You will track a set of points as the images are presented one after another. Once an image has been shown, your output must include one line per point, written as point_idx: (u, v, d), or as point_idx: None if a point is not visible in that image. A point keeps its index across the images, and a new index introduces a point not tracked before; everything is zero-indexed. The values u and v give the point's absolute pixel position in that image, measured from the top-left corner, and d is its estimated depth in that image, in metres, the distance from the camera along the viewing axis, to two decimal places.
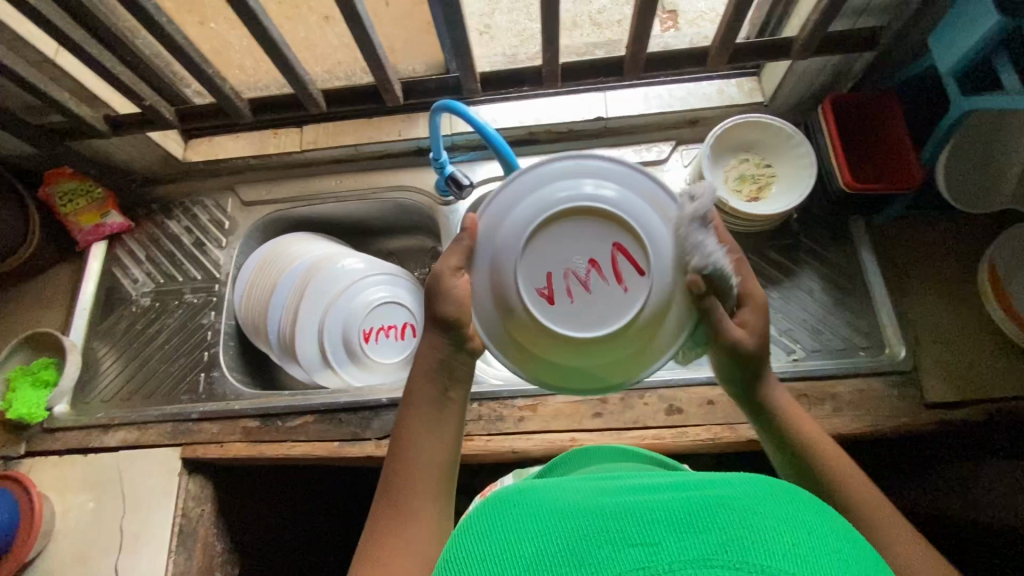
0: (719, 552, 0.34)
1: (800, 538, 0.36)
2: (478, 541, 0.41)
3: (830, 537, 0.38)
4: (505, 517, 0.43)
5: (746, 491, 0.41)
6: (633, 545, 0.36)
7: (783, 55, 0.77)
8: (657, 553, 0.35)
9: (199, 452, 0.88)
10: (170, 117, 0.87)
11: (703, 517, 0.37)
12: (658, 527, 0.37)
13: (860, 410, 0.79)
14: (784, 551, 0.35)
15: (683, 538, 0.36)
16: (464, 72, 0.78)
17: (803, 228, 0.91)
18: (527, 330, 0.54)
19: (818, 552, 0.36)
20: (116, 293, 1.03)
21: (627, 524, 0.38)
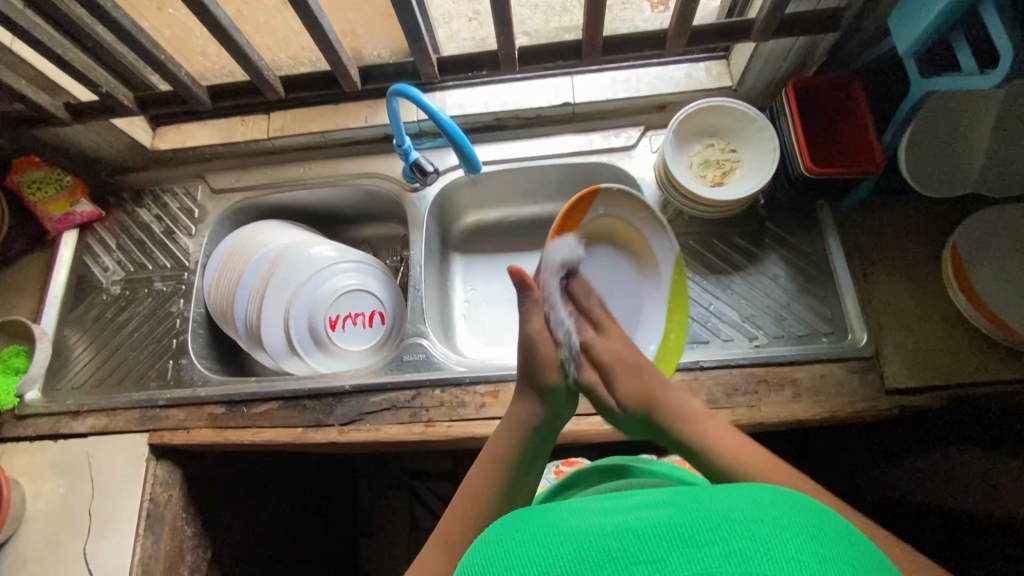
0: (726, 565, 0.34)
1: (807, 545, 0.36)
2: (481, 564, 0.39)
3: (834, 538, 0.37)
4: (506, 538, 0.42)
5: (744, 499, 0.40)
6: (638, 565, 0.35)
7: (743, 37, 0.76)
8: (662, 570, 0.34)
9: (165, 438, 0.88)
10: (129, 104, 0.86)
11: (706, 531, 0.36)
12: (661, 543, 0.36)
13: (819, 396, 0.79)
14: (789, 559, 0.34)
15: (689, 553, 0.35)
16: (419, 56, 0.77)
17: (769, 213, 0.90)
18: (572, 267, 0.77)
19: (824, 556, 0.35)
20: (87, 281, 1.03)
21: (627, 541, 0.37)
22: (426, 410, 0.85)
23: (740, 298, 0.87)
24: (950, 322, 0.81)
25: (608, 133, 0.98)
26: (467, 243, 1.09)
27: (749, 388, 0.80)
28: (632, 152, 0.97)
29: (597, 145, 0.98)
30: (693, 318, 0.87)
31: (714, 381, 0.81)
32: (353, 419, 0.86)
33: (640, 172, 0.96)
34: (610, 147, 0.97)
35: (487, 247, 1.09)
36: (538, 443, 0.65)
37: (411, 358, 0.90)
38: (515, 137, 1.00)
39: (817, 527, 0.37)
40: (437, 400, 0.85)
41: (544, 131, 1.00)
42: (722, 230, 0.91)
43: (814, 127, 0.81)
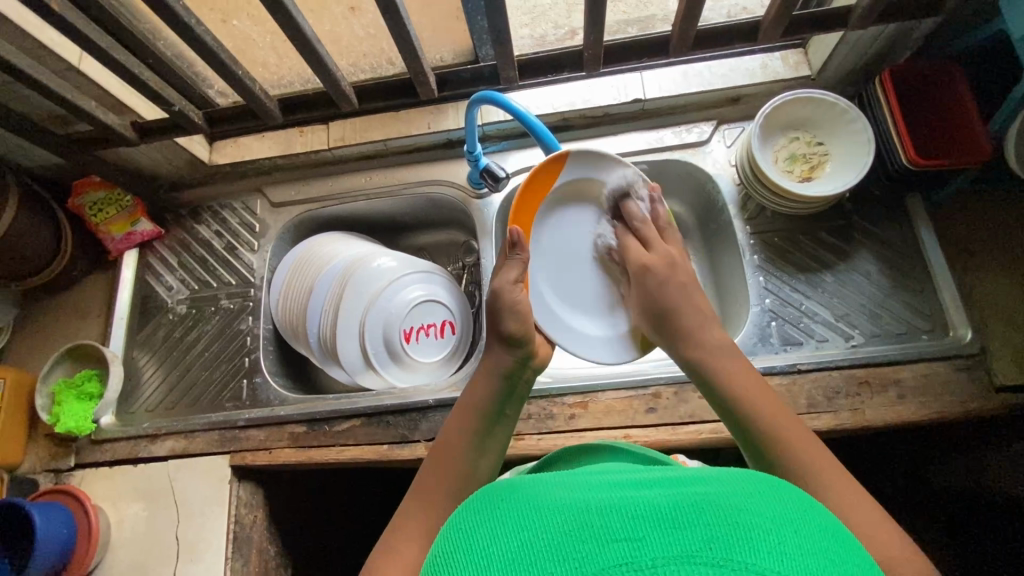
0: (703, 547, 0.32)
1: (792, 538, 0.34)
2: (464, 530, 0.38)
3: (822, 539, 0.35)
4: (488, 506, 0.40)
5: (733, 486, 0.38)
6: (615, 542, 0.33)
7: (840, 25, 0.73)
8: (640, 549, 0.33)
9: (248, 459, 0.87)
10: (198, 121, 0.85)
11: (689, 512, 0.34)
12: (642, 523, 0.34)
13: (925, 396, 0.76)
14: (769, 549, 0.32)
15: (669, 532, 0.33)
16: (501, 60, 0.74)
17: (856, 207, 0.87)
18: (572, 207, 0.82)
19: (808, 551, 0.33)
20: (151, 301, 1.02)
21: (611, 518, 0.35)
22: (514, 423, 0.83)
23: (831, 296, 0.84)
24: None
25: (680, 128, 0.95)
26: None
27: (850, 391, 0.78)
28: (705, 149, 0.94)
29: (669, 142, 0.95)
30: (784, 319, 0.84)
31: (812, 384, 0.79)
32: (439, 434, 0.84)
33: (717, 168, 0.93)
34: (683, 143, 0.94)
35: None
36: (510, 395, 0.66)
37: None
38: (582, 138, 0.97)
39: (803, 521, 0.36)
40: (524, 413, 0.83)
41: (612, 130, 0.97)
42: (808, 227, 0.88)
43: (913, 116, 0.78)
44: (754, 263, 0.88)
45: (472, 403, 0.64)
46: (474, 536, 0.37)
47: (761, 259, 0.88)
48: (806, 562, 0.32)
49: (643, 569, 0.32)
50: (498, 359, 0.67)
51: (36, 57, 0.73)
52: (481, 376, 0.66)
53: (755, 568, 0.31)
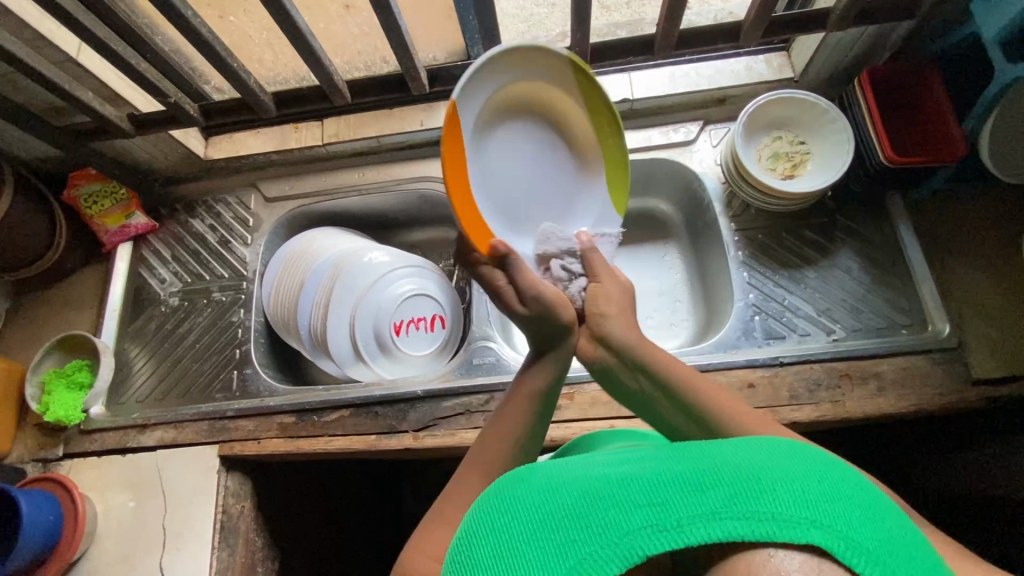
0: (727, 504, 0.34)
1: (814, 486, 0.35)
2: (495, 512, 0.41)
3: (850, 490, 0.36)
4: (513, 484, 0.43)
5: (749, 446, 0.39)
6: (642, 507, 0.35)
7: (819, 27, 0.75)
8: (666, 511, 0.35)
9: (237, 449, 0.88)
10: (194, 114, 0.86)
11: (712, 475, 0.36)
12: (667, 487, 0.36)
13: (904, 388, 0.78)
14: (797, 500, 0.34)
15: (692, 494, 0.35)
16: (491, 58, 0.76)
17: (838, 205, 0.89)
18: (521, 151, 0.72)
19: (830, 497, 0.35)
20: (144, 293, 1.03)
21: (634, 487, 0.37)
22: None
23: (814, 291, 0.86)
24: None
25: (668, 128, 0.97)
26: None
27: (831, 383, 0.79)
28: (691, 148, 0.96)
29: (657, 141, 0.97)
30: (768, 314, 0.86)
31: (794, 376, 0.80)
32: (427, 424, 0.85)
33: (703, 167, 0.95)
34: (669, 142, 0.97)
35: None
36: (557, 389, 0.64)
37: (481, 362, 0.89)
38: None
39: (825, 471, 0.37)
40: None
41: None
42: (792, 225, 0.90)
43: (894, 116, 0.80)
44: (739, 260, 0.89)
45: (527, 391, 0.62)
46: (501, 520, 0.40)
47: (745, 255, 0.89)
48: (832, 510, 0.34)
49: (670, 528, 0.34)
50: (545, 369, 0.63)
51: (35, 48, 0.74)
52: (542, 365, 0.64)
53: (780, 519, 0.33)
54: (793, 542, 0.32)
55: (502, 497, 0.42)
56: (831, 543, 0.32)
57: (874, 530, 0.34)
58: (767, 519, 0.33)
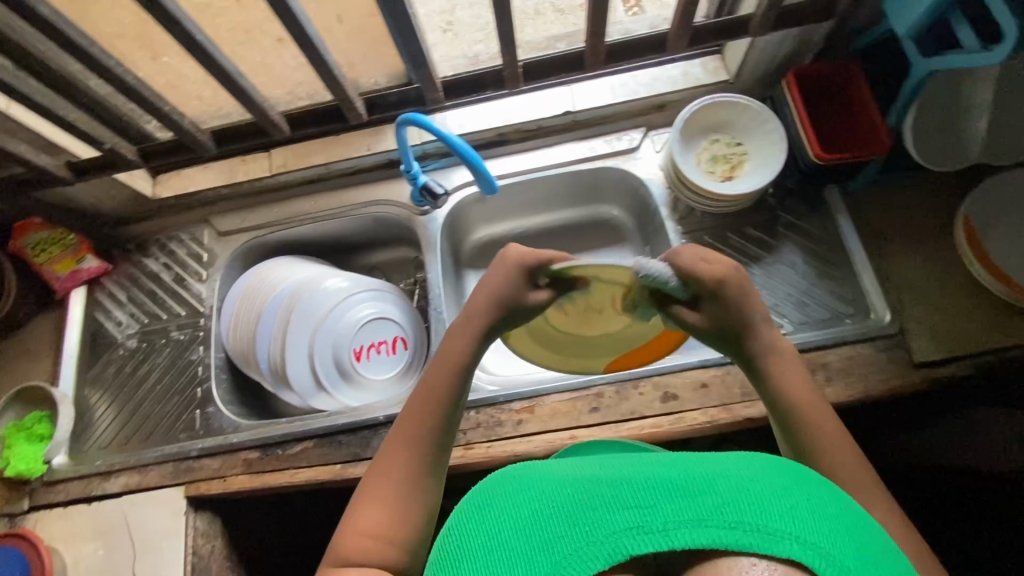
0: (714, 513, 0.36)
1: (796, 504, 0.38)
2: (486, 510, 0.43)
3: (825, 506, 0.39)
4: (506, 489, 0.45)
5: (740, 463, 0.42)
6: (626, 508, 0.37)
7: (742, 33, 0.77)
8: (652, 514, 0.37)
9: (202, 489, 0.88)
10: (133, 157, 0.85)
11: (701, 484, 0.38)
12: (653, 491, 0.38)
13: (850, 377, 0.80)
14: (781, 514, 0.36)
15: (680, 500, 0.37)
16: (424, 83, 0.77)
17: (779, 202, 0.91)
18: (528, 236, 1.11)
19: (820, 518, 0.37)
20: (101, 337, 1.02)
21: (623, 490, 0.39)
22: (463, 433, 0.84)
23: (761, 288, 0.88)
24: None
25: (611, 137, 0.99)
26: (479, 259, 1.12)
27: None
28: (635, 155, 0.99)
29: (601, 150, 0.99)
30: None
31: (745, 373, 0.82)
32: None
33: (648, 173, 0.98)
34: (614, 151, 0.99)
35: None
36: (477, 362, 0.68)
37: None
38: (518, 151, 1.01)
39: (807, 490, 0.40)
40: (473, 422, 0.85)
41: (546, 142, 1.01)
42: (736, 223, 0.92)
43: (821, 114, 0.82)
44: None
45: (447, 362, 0.67)
46: (491, 518, 0.42)
47: None
48: (812, 524, 0.36)
49: (657, 531, 0.36)
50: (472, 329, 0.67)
51: None
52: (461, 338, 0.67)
53: (766, 531, 0.35)
54: (777, 554, 0.34)
55: (496, 499, 0.43)
56: (813, 559, 0.34)
57: (857, 548, 0.36)
58: (751, 531, 0.35)
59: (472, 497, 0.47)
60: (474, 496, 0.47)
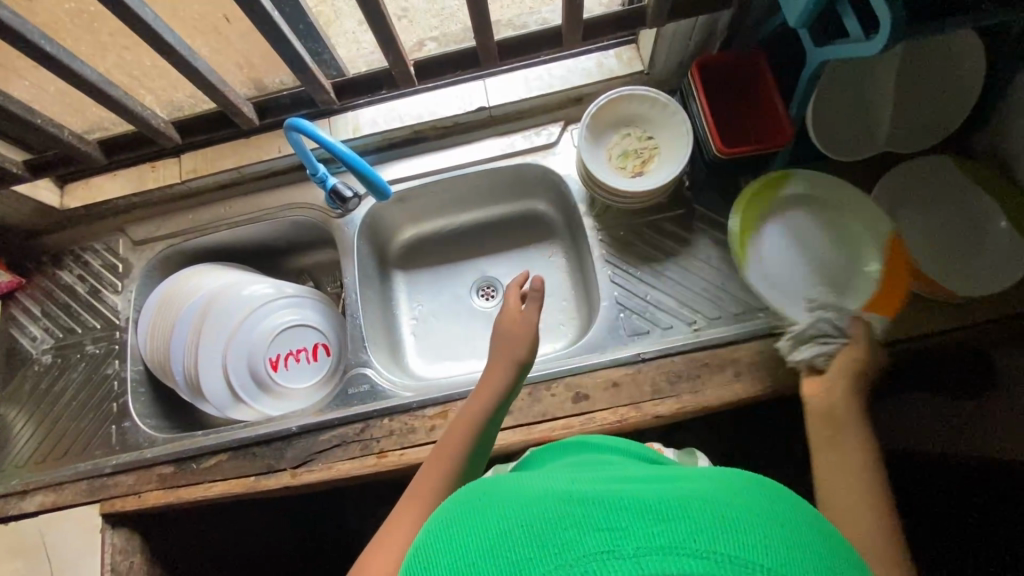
0: (687, 540, 0.33)
1: (775, 531, 0.36)
2: (444, 527, 0.38)
3: (805, 532, 0.37)
4: (476, 496, 0.41)
5: (716, 484, 0.39)
6: (597, 530, 0.34)
7: (638, 25, 0.75)
8: (625, 538, 0.33)
9: (117, 506, 0.87)
10: (18, 170, 0.81)
11: (678, 506, 0.35)
12: (625, 512, 0.35)
13: (760, 372, 0.80)
14: (756, 543, 0.34)
15: (650, 523, 0.34)
16: (309, 85, 0.74)
17: (695, 195, 0.90)
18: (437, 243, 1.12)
19: (791, 547, 0.35)
20: (17, 353, 1.00)
21: (595, 507, 0.36)
22: (377, 441, 0.84)
23: (676, 284, 0.87)
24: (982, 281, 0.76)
25: (529, 132, 0.97)
26: (409, 259, 1.12)
27: (692, 374, 0.81)
28: (554, 150, 0.97)
29: (519, 146, 0.97)
30: (632, 310, 0.87)
31: (656, 371, 0.81)
32: (304, 460, 0.84)
33: (565, 168, 0.96)
34: (533, 146, 0.97)
35: (430, 258, 1.12)
36: (496, 418, 0.69)
37: (357, 390, 0.89)
38: (436, 149, 0.99)
39: (790, 515, 0.38)
40: (387, 429, 0.84)
41: (463, 139, 0.99)
42: (651, 219, 0.90)
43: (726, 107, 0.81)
44: (603, 258, 0.90)
45: (466, 421, 0.67)
46: (449, 538, 0.37)
47: (609, 254, 0.90)
48: (788, 554, 0.34)
49: (625, 560, 0.32)
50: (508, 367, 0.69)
51: None
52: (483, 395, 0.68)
53: (742, 561, 0.33)
54: None
55: (465, 510, 0.39)
56: None
57: None
58: (722, 561, 0.32)
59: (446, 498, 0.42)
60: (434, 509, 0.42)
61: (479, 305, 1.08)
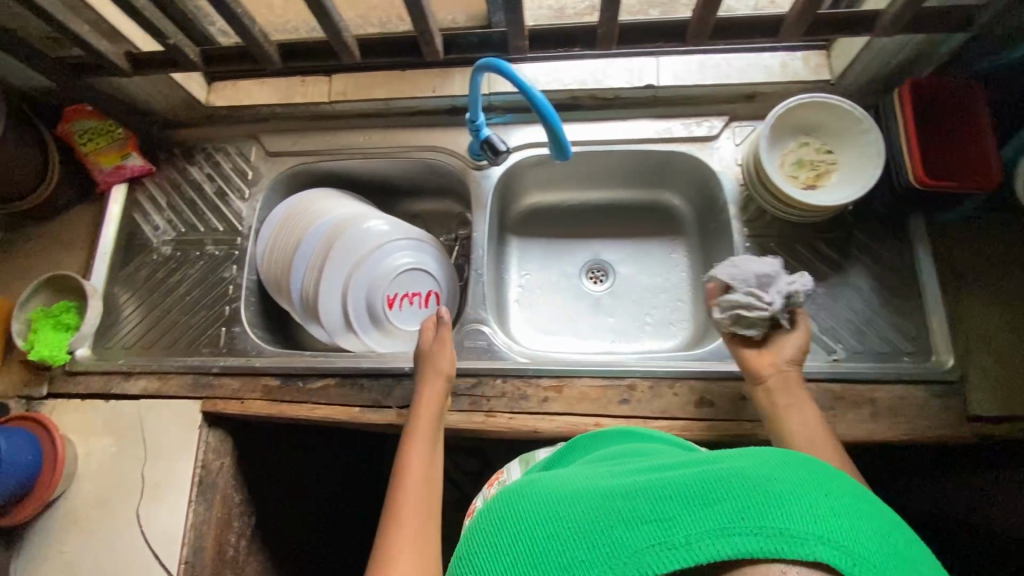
0: (734, 520, 0.36)
1: (818, 498, 0.37)
2: (492, 538, 0.45)
3: (846, 496, 0.38)
4: (512, 506, 0.47)
5: (758, 457, 0.41)
6: (645, 524, 0.38)
7: (867, 30, 0.70)
8: (672, 528, 0.37)
9: (219, 406, 0.88)
10: (194, 57, 0.79)
11: (716, 488, 0.38)
12: (670, 503, 0.39)
13: (898, 416, 0.76)
14: (801, 511, 0.36)
15: (696, 510, 0.38)
16: (512, 28, 0.71)
17: (858, 221, 0.86)
18: (555, 214, 1.09)
19: (835, 511, 0.37)
20: (137, 239, 1.01)
21: (639, 503, 0.40)
22: (487, 399, 0.83)
23: (820, 308, 0.84)
24: (763, 362, 0.75)
25: (690, 121, 0.93)
26: (525, 226, 1.09)
27: (825, 404, 0.78)
28: (714, 144, 0.92)
29: (677, 133, 0.93)
30: None
31: None
32: (411, 402, 0.84)
33: (722, 165, 0.91)
34: (691, 136, 0.92)
35: (546, 229, 1.09)
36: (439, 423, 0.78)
37: (473, 344, 0.88)
38: (589, 119, 0.95)
39: (828, 481, 0.39)
40: (499, 390, 0.83)
41: (620, 115, 0.94)
42: (806, 237, 0.87)
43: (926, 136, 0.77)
44: None
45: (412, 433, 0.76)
46: (502, 545, 0.44)
47: None
48: (832, 519, 0.36)
49: (678, 547, 0.36)
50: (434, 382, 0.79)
51: None
52: (420, 416, 0.77)
53: (789, 535, 0.35)
54: (803, 558, 0.34)
55: (504, 527, 0.45)
56: (839, 559, 0.34)
57: (881, 541, 0.36)
58: (774, 535, 0.35)
59: (487, 510, 0.50)
60: (477, 522, 0.49)
61: (589, 287, 1.05)
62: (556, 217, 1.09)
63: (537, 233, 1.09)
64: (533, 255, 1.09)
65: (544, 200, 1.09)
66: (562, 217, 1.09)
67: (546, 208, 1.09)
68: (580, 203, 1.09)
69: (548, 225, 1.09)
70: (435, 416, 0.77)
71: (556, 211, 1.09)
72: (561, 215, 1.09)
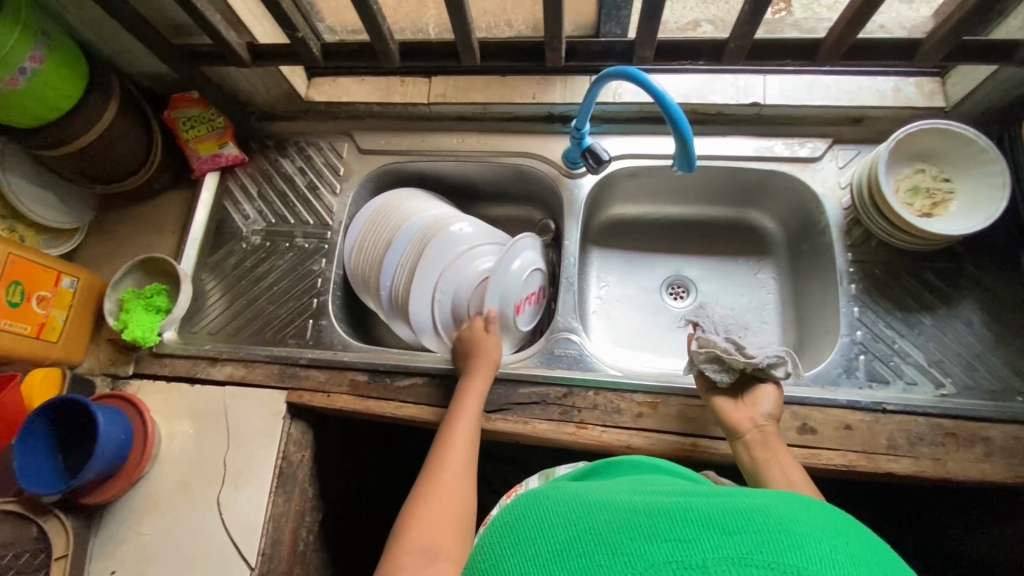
0: (756, 551, 0.32)
1: (841, 546, 0.34)
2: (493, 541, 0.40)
3: (871, 551, 0.34)
4: (523, 508, 0.42)
5: (784, 498, 0.38)
6: (665, 541, 0.34)
7: (1007, 58, 0.69)
8: (692, 549, 0.33)
9: (305, 398, 0.87)
10: (316, 52, 0.81)
11: (739, 519, 0.35)
12: (694, 525, 0.35)
13: (1013, 458, 0.73)
14: (823, 557, 0.33)
15: (719, 535, 0.34)
16: (644, 37, 0.71)
17: (968, 252, 0.84)
18: (637, 227, 1.08)
19: (862, 562, 0.33)
20: (226, 227, 1.02)
21: (660, 521, 0.35)
22: (578, 411, 0.82)
23: (927, 340, 0.81)
24: (741, 416, 0.73)
25: (794, 141, 0.91)
26: (606, 237, 1.08)
27: (934, 440, 0.75)
28: (817, 165, 0.91)
29: (780, 152, 0.91)
30: (874, 355, 0.81)
31: (895, 425, 0.76)
32: (499, 408, 0.83)
33: (824, 187, 0.90)
34: (794, 157, 0.91)
35: (627, 241, 1.08)
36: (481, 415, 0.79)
37: (563, 353, 0.87)
38: None
39: (853, 533, 0.35)
40: (590, 402, 0.82)
41: (721, 131, 0.94)
42: (912, 265, 0.85)
43: None
44: (850, 292, 0.85)
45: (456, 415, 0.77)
46: (507, 539, 0.40)
47: (858, 290, 0.85)
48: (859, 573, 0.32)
49: (694, 568, 0.32)
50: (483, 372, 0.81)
51: None
52: (466, 410, 0.77)
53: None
54: None
55: (506, 530, 0.40)
56: None
57: None
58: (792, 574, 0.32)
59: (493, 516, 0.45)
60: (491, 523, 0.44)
61: (670, 304, 1.03)
62: (638, 231, 1.08)
63: (617, 245, 1.08)
64: (613, 267, 1.07)
65: (627, 212, 1.08)
66: (643, 231, 1.08)
67: (628, 220, 1.08)
68: (663, 217, 1.07)
69: (629, 237, 1.08)
70: (477, 412, 0.77)
71: (638, 224, 1.08)
72: (643, 229, 1.08)
